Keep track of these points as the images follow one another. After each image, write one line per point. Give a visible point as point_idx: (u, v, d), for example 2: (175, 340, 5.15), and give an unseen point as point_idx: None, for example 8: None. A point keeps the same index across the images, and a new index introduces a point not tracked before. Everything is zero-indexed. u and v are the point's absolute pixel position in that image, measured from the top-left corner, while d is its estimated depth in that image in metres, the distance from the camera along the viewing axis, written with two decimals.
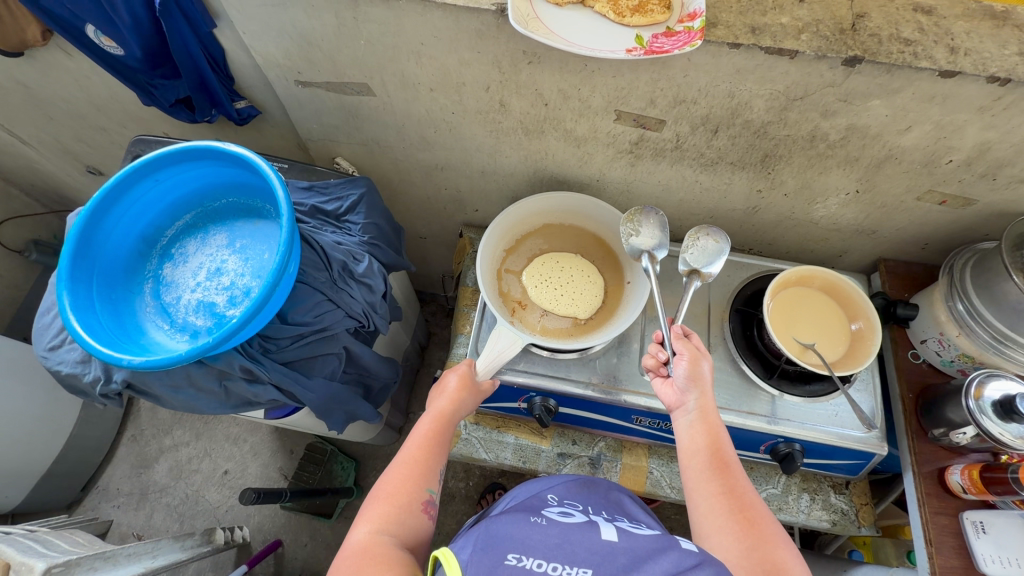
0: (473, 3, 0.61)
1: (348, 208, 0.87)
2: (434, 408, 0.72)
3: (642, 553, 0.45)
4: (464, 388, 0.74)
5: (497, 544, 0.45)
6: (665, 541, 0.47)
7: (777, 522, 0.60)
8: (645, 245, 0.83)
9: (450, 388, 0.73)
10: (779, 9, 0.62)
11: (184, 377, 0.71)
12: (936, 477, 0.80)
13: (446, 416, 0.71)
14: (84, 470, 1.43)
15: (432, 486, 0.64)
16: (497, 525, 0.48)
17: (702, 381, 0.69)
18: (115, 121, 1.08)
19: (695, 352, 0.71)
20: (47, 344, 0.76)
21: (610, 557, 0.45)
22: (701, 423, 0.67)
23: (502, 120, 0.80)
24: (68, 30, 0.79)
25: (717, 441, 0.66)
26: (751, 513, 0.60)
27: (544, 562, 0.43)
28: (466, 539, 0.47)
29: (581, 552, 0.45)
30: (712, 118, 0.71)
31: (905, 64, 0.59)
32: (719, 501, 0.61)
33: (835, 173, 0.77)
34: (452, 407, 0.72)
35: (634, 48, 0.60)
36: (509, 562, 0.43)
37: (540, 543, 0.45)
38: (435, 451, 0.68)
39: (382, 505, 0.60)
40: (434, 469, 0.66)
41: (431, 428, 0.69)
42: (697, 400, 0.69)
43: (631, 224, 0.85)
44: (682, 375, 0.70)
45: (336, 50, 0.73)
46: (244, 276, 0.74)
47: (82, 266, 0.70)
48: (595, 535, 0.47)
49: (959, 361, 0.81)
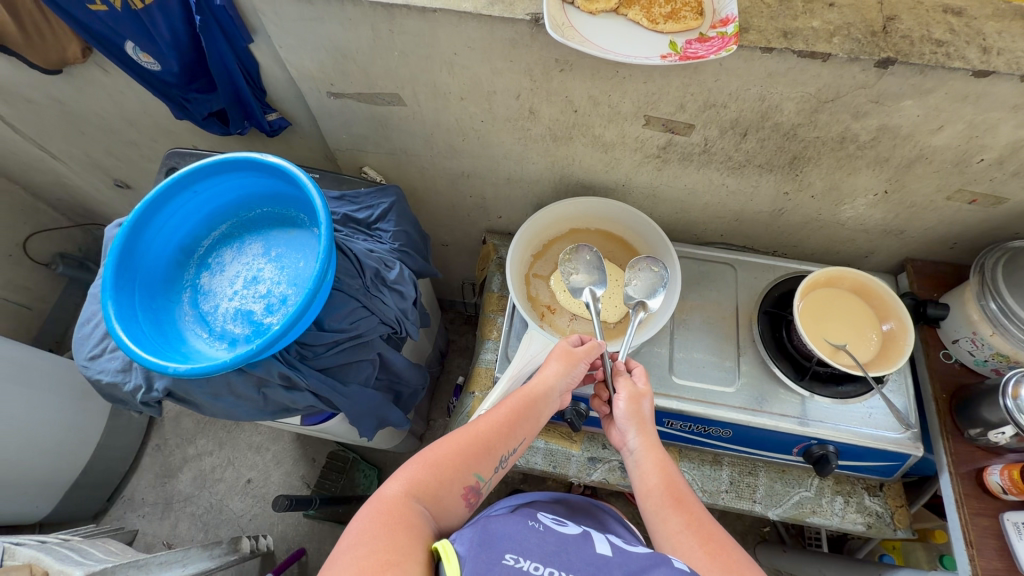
0: (508, 13, 0.63)
1: (379, 217, 0.87)
2: (524, 390, 0.68)
3: (635, 567, 0.48)
4: (563, 375, 0.70)
5: (495, 543, 0.47)
6: (658, 557, 0.50)
7: (744, 554, 0.58)
8: (584, 282, 0.86)
9: (549, 373, 0.70)
10: (809, 13, 0.63)
11: (225, 385, 0.72)
12: (974, 477, 0.79)
13: (533, 400, 0.67)
14: (109, 479, 1.44)
15: (481, 472, 0.61)
16: (495, 524, 0.50)
17: (641, 418, 0.71)
18: (145, 135, 1.10)
19: (635, 388, 0.73)
20: (88, 354, 0.78)
21: (605, 569, 0.48)
22: (650, 464, 0.68)
23: (531, 127, 0.81)
24: (108, 48, 0.81)
25: (670, 477, 0.66)
26: (714, 544, 0.58)
27: (540, 565, 0.46)
28: (464, 533, 0.49)
29: (575, 561, 0.48)
30: (742, 122, 0.72)
31: (939, 64, 0.59)
32: (680, 535, 0.59)
33: (864, 173, 0.78)
34: (542, 394, 0.68)
35: (669, 54, 0.61)
36: (507, 561, 0.46)
37: (537, 548, 0.48)
38: (508, 436, 0.64)
39: (424, 471, 0.58)
40: (494, 455, 0.62)
41: (518, 405, 0.66)
42: (638, 438, 0.70)
43: (570, 263, 0.88)
44: (621, 414, 0.71)
45: (370, 62, 0.74)
46: (281, 284, 0.76)
47: (126, 277, 0.71)
48: (590, 549, 0.51)
49: (993, 360, 0.81)
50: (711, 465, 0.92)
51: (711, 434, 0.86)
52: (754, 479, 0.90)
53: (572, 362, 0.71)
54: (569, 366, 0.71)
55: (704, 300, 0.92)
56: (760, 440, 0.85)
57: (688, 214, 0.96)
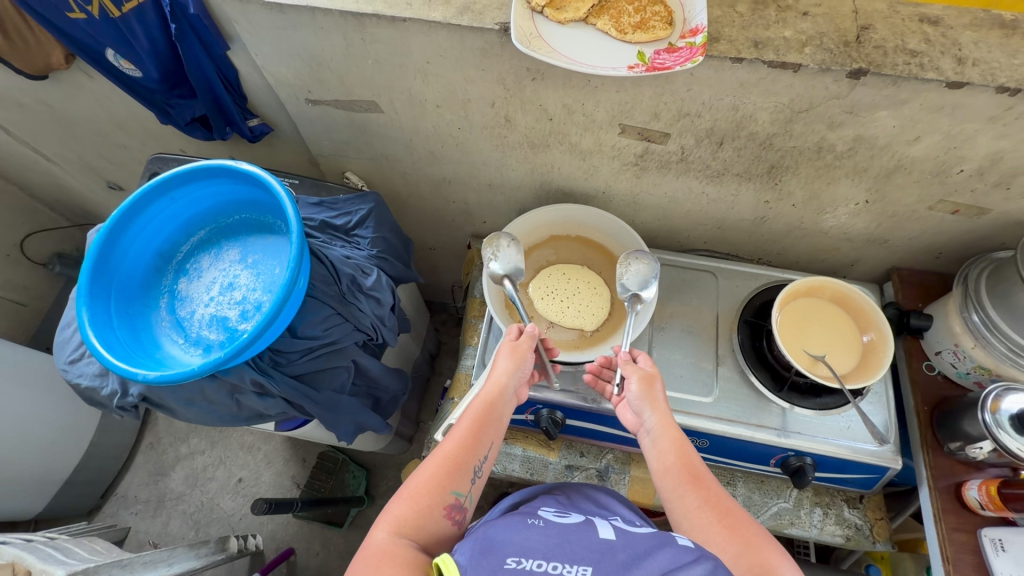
0: (477, 23, 0.63)
1: (357, 222, 0.87)
2: (481, 396, 0.69)
3: (639, 549, 0.48)
4: (514, 371, 0.71)
5: (497, 549, 0.47)
6: (661, 537, 0.50)
7: (761, 527, 0.60)
8: (506, 269, 0.83)
9: (499, 373, 0.70)
10: (782, 23, 0.62)
11: (198, 391, 0.73)
12: (953, 492, 0.78)
13: (490, 403, 0.68)
14: (103, 476, 1.46)
15: (459, 488, 0.61)
16: (495, 530, 0.50)
17: (654, 399, 0.71)
18: (134, 138, 1.11)
19: (648, 370, 0.73)
20: (67, 358, 0.79)
21: (609, 554, 0.47)
22: (666, 442, 0.68)
23: (508, 135, 0.81)
24: (89, 54, 0.82)
25: (686, 454, 0.67)
26: (732, 520, 0.60)
27: (544, 562, 0.46)
28: (465, 545, 0.49)
29: (579, 550, 0.48)
30: (717, 131, 0.71)
31: (911, 75, 0.58)
32: (698, 514, 0.61)
33: (844, 183, 0.77)
34: (498, 395, 0.69)
35: (636, 65, 0.61)
36: (509, 565, 0.45)
37: (539, 544, 0.48)
38: (475, 446, 0.64)
39: (406, 505, 0.58)
40: (467, 469, 0.62)
41: (478, 413, 0.67)
42: (653, 417, 0.70)
43: (491, 247, 0.84)
44: (635, 397, 0.71)
45: (345, 70, 0.74)
46: (256, 291, 0.76)
47: (101, 283, 0.72)
48: (594, 535, 0.50)
49: (975, 373, 0.79)
50: None
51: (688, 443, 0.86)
52: (732, 489, 0.90)
53: (521, 356, 0.72)
54: (518, 360, 0.72)
55: (685, 308, 0.92)
56: (737, 450, 0.84)
57: (670, 221, 0.95)
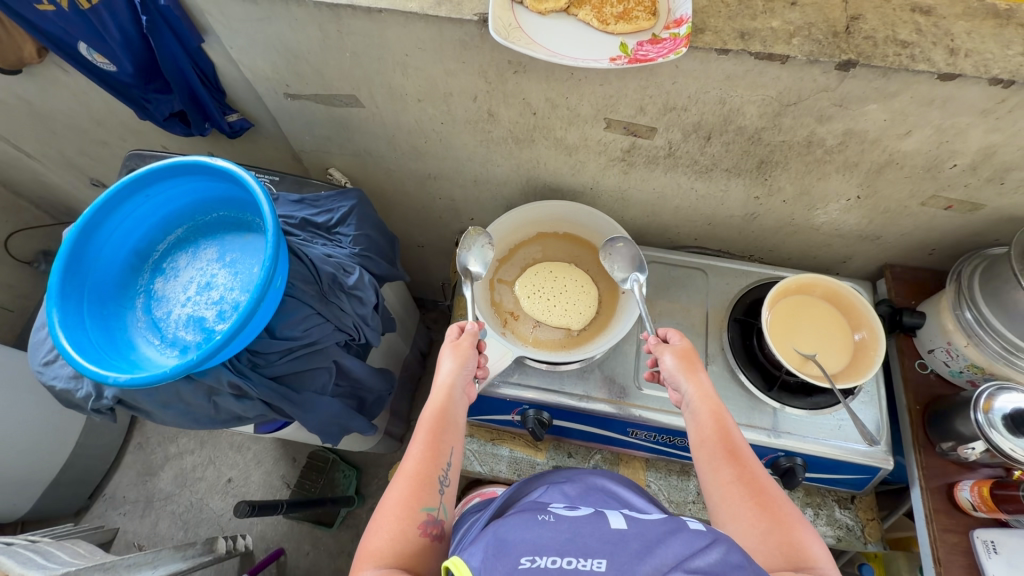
0: (455, 14, 0.61)
1: (339, 220, 0.86)
2: (432, 405, 0.67)
3: (653, 537, 0.47)
4: (458, 372, 0.70)
5: (509, 549, 0.45)
6: (673, 524, 0.49)
7: (794, 505, 0.58)
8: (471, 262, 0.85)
9: (444, 374, 0.70)
10: (769, 13, 0.60)
11: (174, 393, 0.71)
12: (944, 492, 0.77)
13: (440, 409, 0.67)
14: (90, 477, 1.45)
15: (429, 502, 0.59)
16: (505, 530, 0.48)
17: (694, 371, 0.71)
18: (114, 134, 1.09)
19: (688, 345, 0.74)
20: (42, 360, 0.77)
21: (622, 544, 0.46)
22: (705, 415, 0.67)
23: (492, 130, 0.79)
24: (62, 48, 0.80)
25: (724, 428, 0.65)
26: (765, 497, 0.58)
27: (558, 558, 0.44)
28: (475, 548, 0.47)
29: (593, 542, 0.46)
30: (704, 125, 0.70)
31: (901, 67, 0.57)
32: (730, 489, 0.60)
33: (835, 178, 0.75)
34: (447, 400, 0.68)
35: (619, 57, 0.58)
36: (523, 566, 0.43)
37: (551, 539, 0.46)
38: (435, 456, 0.62)
39: (380, 535, 0.56)
40: (433, 481, 0.60)
41: (429, 423, 0.65)
42: (691, 387, 0.70)
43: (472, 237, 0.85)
44: (672, 368, 0.72)
45: (323, 63, 0.72)
46: (234, 291, 0.74)
47: (73, 284, 0.70)
48: (604, 526, 0.48)
49: (968, 372, 0.78)
50: (679, 475, 0.88)
51: (677, 444, 0.83)
52: None
53: (463, 355, 0.72)
54: (461, 359, 0.71)
55: (674, 306, 0.90)
56: None
57: (659, 217, 0.93)
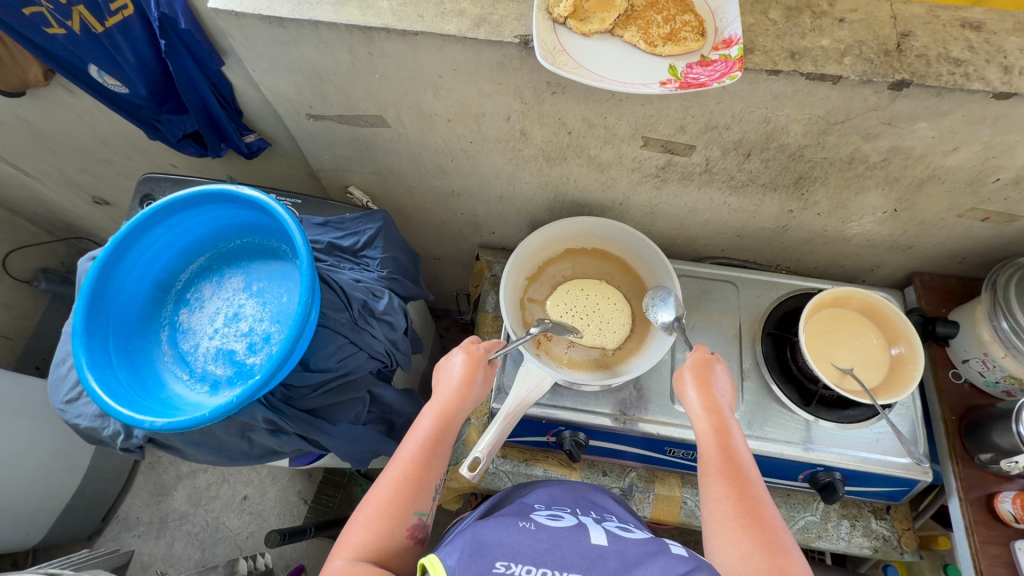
0: (495, 36, 0.58)
1: (365, 243, 0.83)
2: (436, 406, 0.66)
3: (632, 558, 0.46)
4: (470, 378, 0.68)
5: (485, 551, 0.45)
6: (655, 546, 0.48)
7: (788, 534, 0.56)
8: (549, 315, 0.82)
9: (456, 377, 0.68)
10: (818, 31, 0.59)
11: (208, 432, 0.72)
12: (984, 503, 0.77)
13: (447, 414, 0.65)
14: (102, 500, 1.42)
15: (420, 507, 0.58)
16: (485, 533, 0.47)
17: (710, 384, 0.69)
18: (120, 154, 1.05)
19: (705, 355, 0.72)
20: (64, 398, 0.75)
21: (600, 561, 0.45)
22: (711, 429, 0.65)
23: (522, 148, 0.77)
24: (70, 71, 0.76)
25: (729, 445, 0.63)
26: (755, 519, 0.56)
27: (533, 568, 0.43)
28: (453, 547, 0.46)
29: (570, 556, 0.45)
30: (745, 143, 0.68)
31: (956, 87, 0.55)
32: (718, 503, 0.58)
33: (873, 193, 0.74)
34: (453, 405, 0.66)
35: (668, 80, 0.57)
36: (498, 570, 0.43)
37: (529, 548, 0.46)
38: (433, 464, 0.61)
39: (365, 530, 0.55)
40: (428, 486, 0.60)
41: (431, 428, 0.64)
42: (699, 398, 0.68)
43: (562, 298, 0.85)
44: (688, 379, 0.70)
45: (350, 84, 0.70)
46: (264, 322, 0.72)
47: (97, 321, 0.67)
48: (584, 540, 0.48)
49: (1004, 382, 0.78)
50: None
51: None
52: None
53: (477, 363, 0.70)
54: (474, 365, 0.69)
55: (706, 320, 0.89)
56: (763, 467, 0.82)
57: (688, 230, 0.92)
